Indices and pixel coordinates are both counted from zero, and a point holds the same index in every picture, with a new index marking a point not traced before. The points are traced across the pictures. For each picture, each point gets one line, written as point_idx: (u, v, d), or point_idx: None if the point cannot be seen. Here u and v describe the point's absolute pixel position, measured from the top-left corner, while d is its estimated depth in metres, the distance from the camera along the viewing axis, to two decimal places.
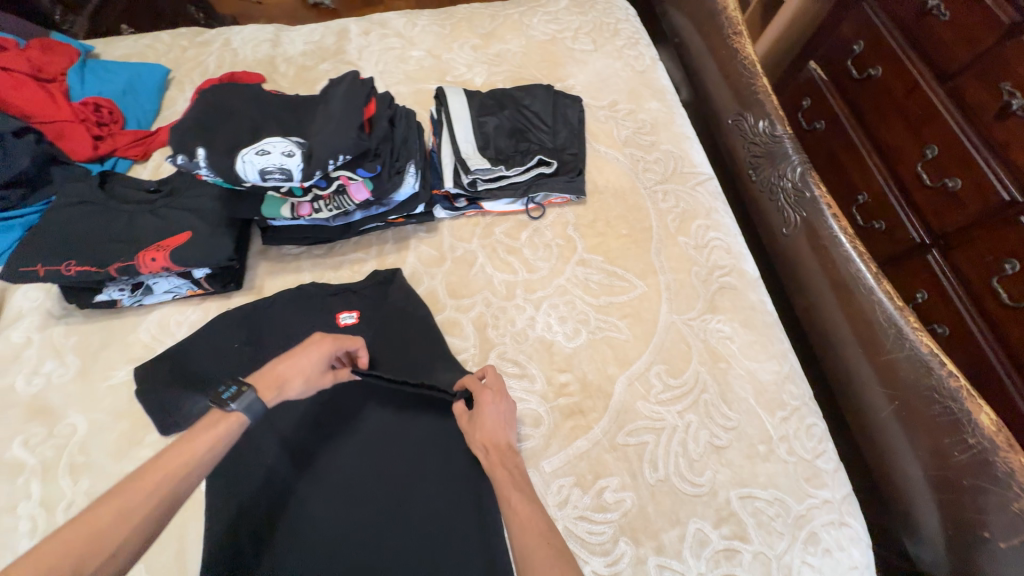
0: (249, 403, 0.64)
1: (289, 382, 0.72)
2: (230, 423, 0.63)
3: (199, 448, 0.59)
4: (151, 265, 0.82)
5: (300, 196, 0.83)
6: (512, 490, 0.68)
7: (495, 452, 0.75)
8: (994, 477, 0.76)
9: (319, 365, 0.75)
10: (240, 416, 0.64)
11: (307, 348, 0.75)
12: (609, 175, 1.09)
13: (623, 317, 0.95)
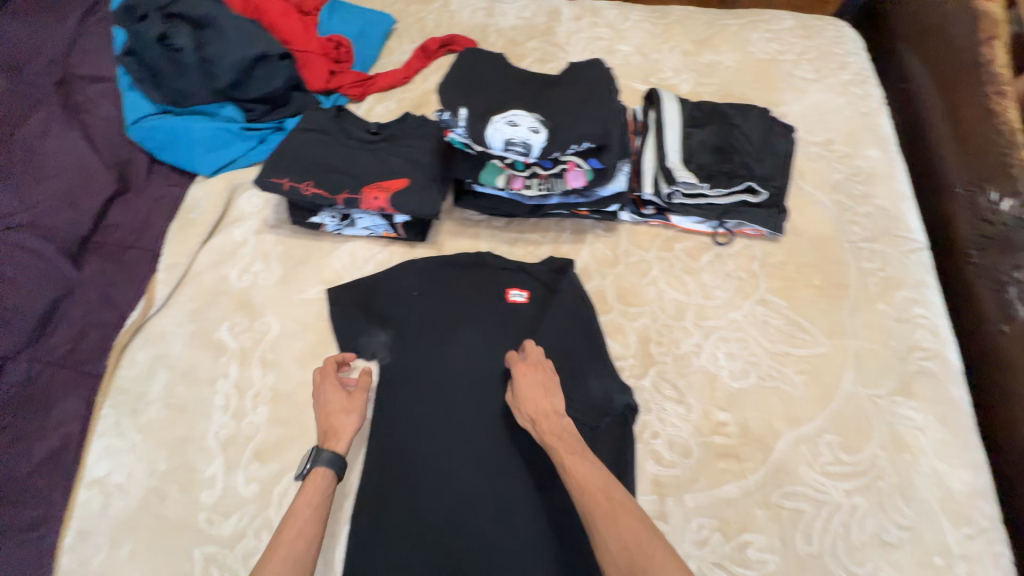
0: (326, 459, 0.74)
1: (342, 427, 0.78)
2: (322, 479, 0.73)
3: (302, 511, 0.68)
4: (371, 203, 0.89)
5: (519, 170, 0.84)
6: (565, 455, 0.70)
7: (545, 419, 0.76)
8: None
9: (336, 395, 0.81)
10: (323, 471, 0.73)
11: (332, 394, 0.81)
12: (810, 218, 1.01)
13: (800, 371, 0.88)
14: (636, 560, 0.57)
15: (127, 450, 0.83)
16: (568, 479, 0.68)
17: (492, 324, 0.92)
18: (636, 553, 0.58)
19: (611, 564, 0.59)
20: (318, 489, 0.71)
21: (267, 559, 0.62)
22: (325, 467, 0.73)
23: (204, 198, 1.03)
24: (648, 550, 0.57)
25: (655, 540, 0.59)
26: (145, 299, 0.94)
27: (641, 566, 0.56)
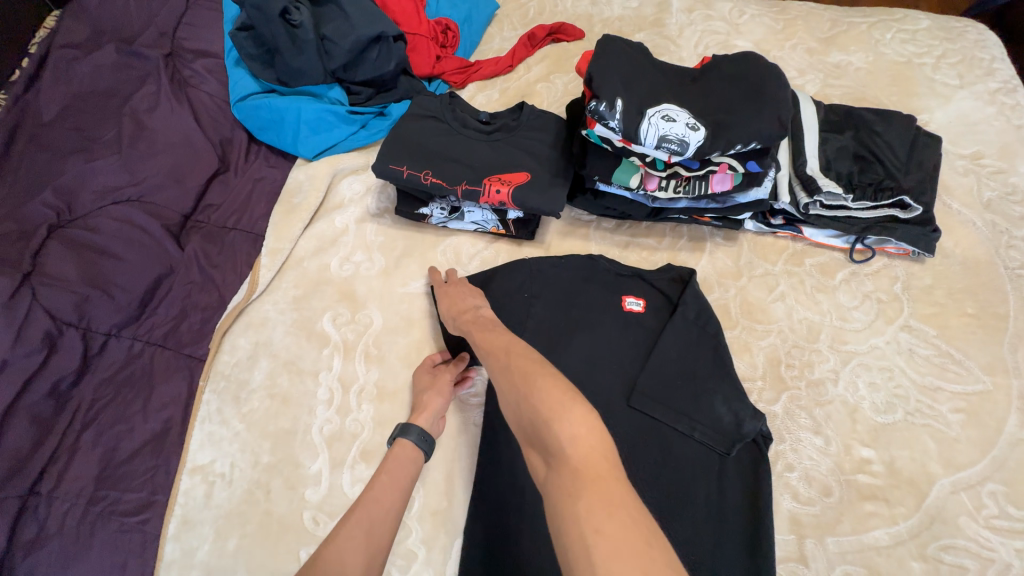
0: (404, 432, 0.74)
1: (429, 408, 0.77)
2: (400, 455, 0.72)
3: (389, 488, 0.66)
4: (492, 196, 0.84)
5: (658, 170, 0.78)
6: (477, 335, 0.73)
7: (464, 314, 0.78)
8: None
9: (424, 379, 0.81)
10: (401, 445, 0.73)
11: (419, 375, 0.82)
12: (960, 238, 0.92)
13: (955, 409, 0.79)
14: (521, 389, 0.59)
15: (230, 439, 0.81)
16: (480, 351, 0.71)
17: (608, 333, 0.86)
18: (522, 389, 0.60)
19: (508, 404, 0.62)
20: (401, 462, 0.71)
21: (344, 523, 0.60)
22: (403, 439, 0.73)
23: (307, 183, 1.00)
24: (535, 383, 0.59)
25: (543, 371, 0.60)
26: (248, 284, 0.91)
27: (523, 398, 0.59)
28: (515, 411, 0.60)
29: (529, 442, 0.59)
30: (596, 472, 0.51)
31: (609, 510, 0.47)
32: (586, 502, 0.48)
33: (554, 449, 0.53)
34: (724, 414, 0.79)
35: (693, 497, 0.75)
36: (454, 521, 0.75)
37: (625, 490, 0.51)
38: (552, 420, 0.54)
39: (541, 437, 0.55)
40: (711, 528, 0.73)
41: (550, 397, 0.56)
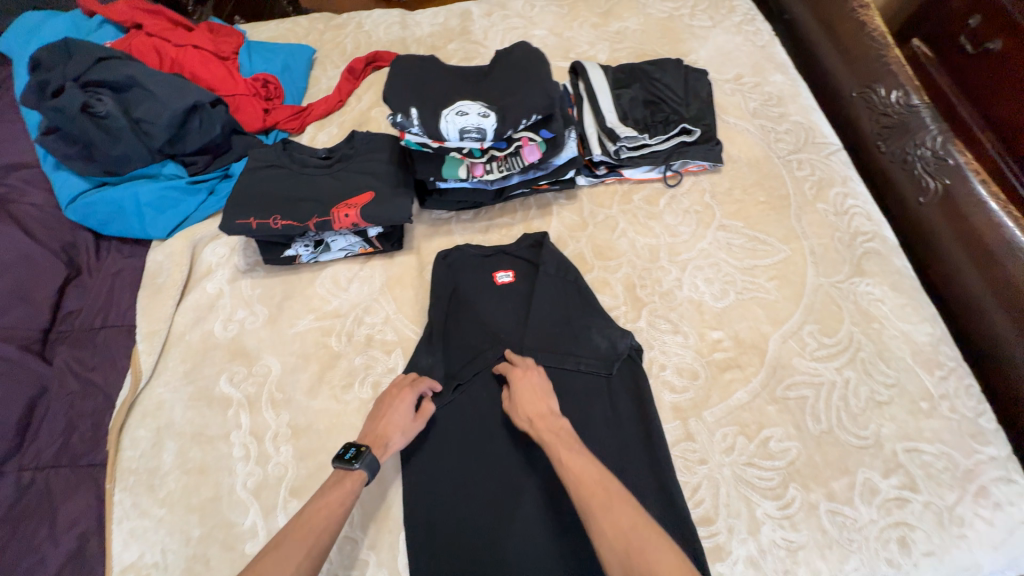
0: (369, 462, 0.74)
1: (391, 439, 0.78)
2: (354, 482, 0.72)
3: (331, 513, 0.68)
4: (343, 221, 0.91)
5: (477, 157, 0.89)
6: (562, 451, 0.72)
7: (541, 420, 0.78)
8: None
9: (405, 413, 0.81)
10: (361, 474, 0.73)
11: (391, 404, 0.81)
12: (741, 145, 1.12)
13: (770, 278, 0.98)
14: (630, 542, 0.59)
15: (155, 527, 0.80)
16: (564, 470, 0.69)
17: (488, 308, 0.96)
18: (632, 538, 0.59)
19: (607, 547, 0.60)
20: (349, 486, 0.72)
21: (285, 541, 0.64)
22: (363, 470, 0.73)
23: (167, 261, 1.00)
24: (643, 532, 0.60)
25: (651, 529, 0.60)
26: (131, 376, 0.90)
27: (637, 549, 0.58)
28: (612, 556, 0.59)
29: None
30: None
31: None
32: None
33: None
34: (601, 343, 0.92)
35: (593, 419, 0.86)
36: (394, 518, 0.80)
37: None
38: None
39: None
40: (613, 438, 0.85)
41: (665, 557, 0.57)
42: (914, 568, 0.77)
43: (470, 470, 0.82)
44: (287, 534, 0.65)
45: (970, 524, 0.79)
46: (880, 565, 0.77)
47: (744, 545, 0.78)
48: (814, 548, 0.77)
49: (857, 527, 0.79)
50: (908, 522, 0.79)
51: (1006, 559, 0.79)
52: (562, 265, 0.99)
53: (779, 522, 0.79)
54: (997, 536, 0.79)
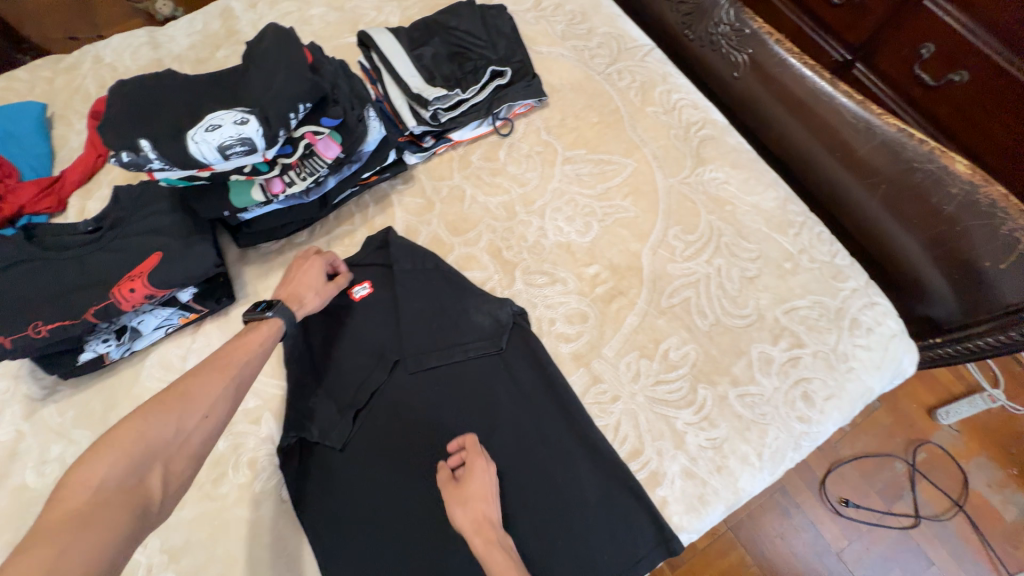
0: (281, 310, 0.75)
1: (305, 296, 0.79)
2: (269, 329, 0.73)
3: (244, 353, 0.68)
4: (132, 298, 0.74)
5: (267, 171, 0.76)
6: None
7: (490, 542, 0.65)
8: (989, 227, 0.84)
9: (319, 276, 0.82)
10: (275, 321, 0.73)
11: (297, 270, 0.82)
12: (560, 72, 1.08)
13: (625, 196, 0.96)
14: None
15: None
16: None
17: (353, 331, 0.86)
18: None
19: None
20: (262, 334, 0.71)
21: (186, 379, 0.62)
22: (279, 319, 0.74)
23: None
24: None
25: None
26: None
27: None
28: None
29: None
30: None
31: None
32: None
33: None
34: (484, 322, 0.85)
35: (498, 401, 0.80)
36: None
37: None
38: None
39: None
40: (524, 413, 0.80)
41: None
42: (820, 414, 0.82)
43: (388, 514, 0.74)
44: (200, 368, 0.65)
45: (853, 356, 0.84)
46: (793, 424, 0.81)
47: (675, 461, 0.78)
48: (735, 436, 0.79)
49: (765, 399, 0.81)
50: (805, 376, 0.83)
51: (889, 373, 0.87)
52: (417, 255, 0.90)
53: (699, 426, 0.80)
54: (876, 357, 0.86)
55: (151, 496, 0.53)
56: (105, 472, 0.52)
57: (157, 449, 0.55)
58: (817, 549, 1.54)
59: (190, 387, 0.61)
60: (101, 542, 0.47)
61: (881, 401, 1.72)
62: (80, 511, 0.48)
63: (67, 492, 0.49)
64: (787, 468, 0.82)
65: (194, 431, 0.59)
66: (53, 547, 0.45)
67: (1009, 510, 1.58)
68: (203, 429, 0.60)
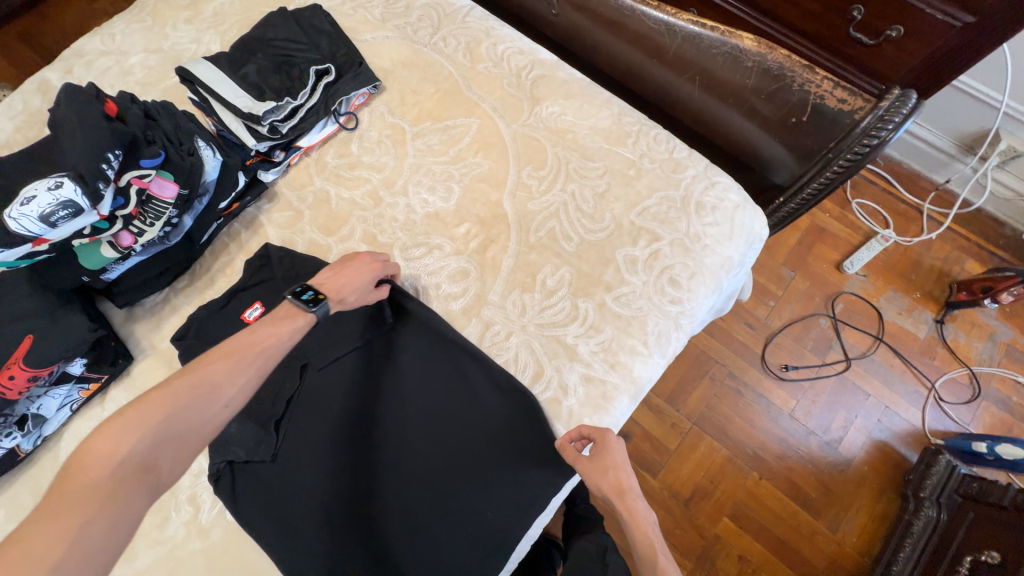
0: (325, 310, 0.74)
1: (345, 296, 0.80)
2: (302, 321, 0.73)
3: (281, 338, 0.70)
4: (15, 384, 0.77)
5: (109, 228, 0.78)
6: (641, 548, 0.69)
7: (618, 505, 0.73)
8: (784, 86, 0.95)
9: (366, 281, 0.82)
10: (311, 317, 0.73)
11: (351, 269, 0.82)
12: (389, 54, 1.11)
13: (477, 152, 1.02)
14: None
15: None
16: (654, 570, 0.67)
17: None
18: None
19: None
20: (300, 327, 0.72)
21: (223, 361, 0.65)
22: (316, 316, 0.74)
23: None
24: None
25: None
26: None
27: None
28: None
29: None
30: None
31: None
32: None
33: None
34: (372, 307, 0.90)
35: (405, 371, 0.86)
36: None
37: None
38: None
39: None
40: (430, 376, 0.86)
41: None
42: (689, 292, 0.91)
43: (331, 501, 0.80)
44: (235, 347, 0.67)
45: (705, 235, 0.94)
46: (667, 308, 0.90)
47: (573, 371, 0.86)
48: (619, 333, 0.88)
49: (638, 294, 0.90)
50: (668, 264, 0.92)
51: (743, 240, 0.97)
52: (295, 263, 0.93)
53: (586, 335, 0.88)
54: (726, 230, 0.96)
55: (159, 476, 0.58)
56: (128, 449, 0.56)
57: (178, 434, 0.59)
58: (771, 414, 1.64)
59: (217, 377, 0.63)
60: (119, 518, 0.54)
61: (794, 271, 1.80)
62: (100, 486, 0.54)
63: (91, 463, 0.55)
64: (676, 348, 0.92)
65: (213, 418, 0.62)
66: (60, 520, 0.51)
67: (921, 329, 1.71)
68: (224, 416, 0.63)
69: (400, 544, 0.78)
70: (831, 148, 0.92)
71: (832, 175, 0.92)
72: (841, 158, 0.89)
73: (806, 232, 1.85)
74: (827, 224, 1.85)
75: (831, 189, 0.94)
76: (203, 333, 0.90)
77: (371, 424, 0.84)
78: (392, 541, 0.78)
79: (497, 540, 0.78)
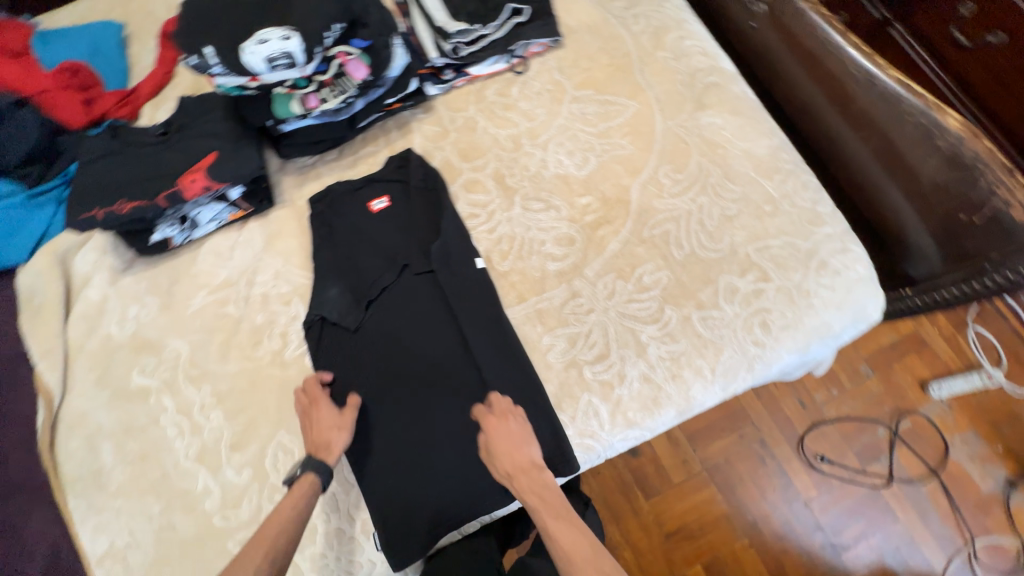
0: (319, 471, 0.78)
1: (332, 439, 0.81)
2: (302, 485, 0.77)
3: (332, 432, 0.81)
4: (193, 187, 0.91)
5: (305, 87, 0.90)
6: (549, 519, 0.73)
7: (521, 473, 0.77)
8: (967, 178, 0.86)
9: (331, 414, 0.83)
10: (306, 478, 0.78)
11: (314, 414, 0.83)
12: (579, 14, 1.14)
13: (624, 135, 1.04)
14: None
15: (115, 515, 0.86)
16: (553, 544, 0.72)
17: (372, 237, 0.99)
18: None
19: None
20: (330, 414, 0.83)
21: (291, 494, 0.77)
22: (308, 476, 0.77)
23: (36, 280, 1.00)
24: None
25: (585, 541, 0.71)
26: (44, 397, 0.93)
27: None
28: None
29: None
30: None
31: None
32: None
33: None
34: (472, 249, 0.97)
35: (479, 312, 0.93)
36: None
37: None
38: None
39: None
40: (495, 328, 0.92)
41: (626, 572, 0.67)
42: (775, 341, 0.91)
43: (383, 388, 0.90)
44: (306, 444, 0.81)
45: (815, 293, 0.92)
46: (747, 347, 0.90)
47: (636, 366, 0.89)
48: (692, 351, 0.90)
49: (725, 323, 0.91)
50: (765, 307, 0.91)
51: (850, 315, 0.93)
52: (430, 176, 1.02)
53: (661, 339, 0.90)
54: (838, 297, 0.93)
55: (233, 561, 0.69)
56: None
57: (264, 534, 0.72)
58: (787, 495, 1.59)
59: (285, 508, 0.75)
60: None
61: (873, 370, 1.69)
62: None
63: None
64: (739, 388, 0.92)
65: (287, 509, 0.75)
66: None
67: (987, 483, 1.56)
68: (291, 512, 0.75)
69: (416, 454, 0.86)
70: (989, 260, 0.86)
71: (983, 286, 0.88)
72: (1002, 272, 0.85)
73: (904, 338, 1.72)
74: (931, 340, 1.71)
75: (975, 298, 0.91)
76: (336, 205, 1.02)
77: (429, 345, 0.91)
78: (411, 447, 0.86)
79: (460, 505, 0.85)
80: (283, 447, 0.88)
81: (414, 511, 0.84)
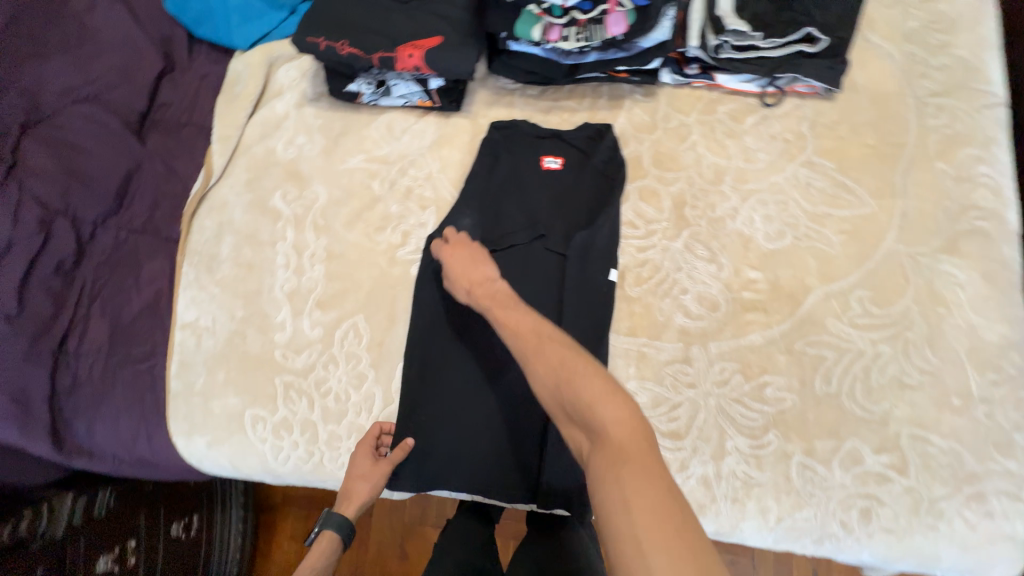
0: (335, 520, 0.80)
1: (355, 489, 0.80)
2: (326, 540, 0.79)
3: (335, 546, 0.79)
4: (406, 61, 0.90)
5: (557, 17, 0.87)
6: (499, 313, 0.74)
7: (479, 288, 0.79)
8: None
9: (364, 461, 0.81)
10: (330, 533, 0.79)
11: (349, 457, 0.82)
12: (872, 74, 0.95)
13: (839, 231, 0.88)
14: (567, 394, 0.59)
15: (209, 300, 0.96)
16: (503, 330, 0.72)
17: (528, 190, 0.94)
18: (567, 395, 0.60)
19: (544, 390, 0.63)
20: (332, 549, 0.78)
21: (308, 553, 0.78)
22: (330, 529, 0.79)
23: (246, 72, 1.10)
24: (576, 373, 0.60)
25: (581, 361, 0.62)
26: (205, 171, 1.04)
27: (583, 406, 0.57)
28: (555, 403, 0.61)
29: (571, 424, 0.60)
30: (636, 452, 0.53)
31: (639, 485, 0.50)
32: (626, 482, 0.50)
33: (598, 432, 0.55)
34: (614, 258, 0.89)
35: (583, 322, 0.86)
36: (394, 350, 0.89)
37: (665, 476, 0.51)
38: (597, 405, 0.56)
39: (583, 418, 0.57)
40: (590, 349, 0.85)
41: (617, 413, 0.56)
42: (865, 536, 0.76)
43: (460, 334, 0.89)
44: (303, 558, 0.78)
45: (948, 520, 0.75)
46: (830, 522, 0.76)
47: (702, 467, 0.80)
48: (770, 489, 0.78)
49: (823, 485, 0.78)
50: (879, 497, 0.76)
51: (970, 563, 0.75)
52: (615, 161, 0.94)
53: (745, 457, 0.79)
54: (970, 538, 0.75)
55: None
56: None
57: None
58: None
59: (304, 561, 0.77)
60: None
61: None
62: None
63: None
64: (792, 550, 0.79)
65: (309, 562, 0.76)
66: None
67: None
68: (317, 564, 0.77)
69: (457, 409, 0.86)
70: None
71: None
72: None
73: None
74: None
75: None
76: (512, 141, 0.98)
77: None
78: (456, 400, 0.87)
79: (463, 474, 0.84)
80: (355, 330, 0.91)
81: (427, 453, 0.85)
